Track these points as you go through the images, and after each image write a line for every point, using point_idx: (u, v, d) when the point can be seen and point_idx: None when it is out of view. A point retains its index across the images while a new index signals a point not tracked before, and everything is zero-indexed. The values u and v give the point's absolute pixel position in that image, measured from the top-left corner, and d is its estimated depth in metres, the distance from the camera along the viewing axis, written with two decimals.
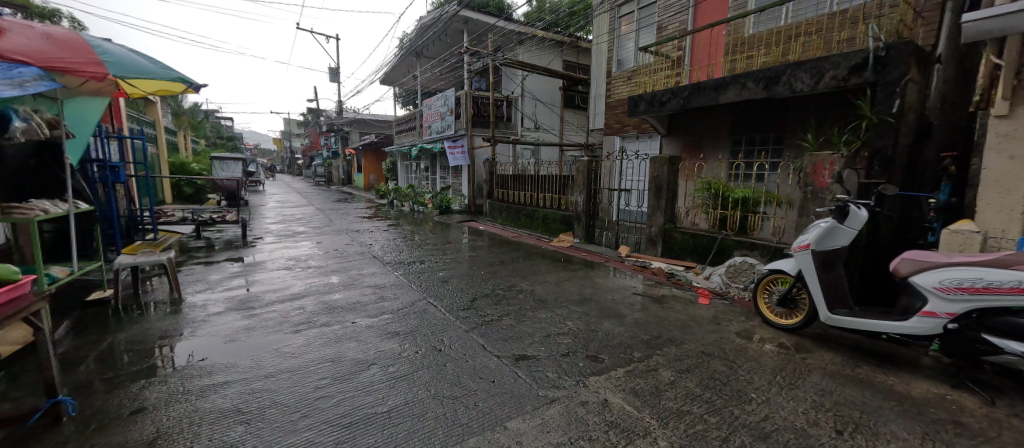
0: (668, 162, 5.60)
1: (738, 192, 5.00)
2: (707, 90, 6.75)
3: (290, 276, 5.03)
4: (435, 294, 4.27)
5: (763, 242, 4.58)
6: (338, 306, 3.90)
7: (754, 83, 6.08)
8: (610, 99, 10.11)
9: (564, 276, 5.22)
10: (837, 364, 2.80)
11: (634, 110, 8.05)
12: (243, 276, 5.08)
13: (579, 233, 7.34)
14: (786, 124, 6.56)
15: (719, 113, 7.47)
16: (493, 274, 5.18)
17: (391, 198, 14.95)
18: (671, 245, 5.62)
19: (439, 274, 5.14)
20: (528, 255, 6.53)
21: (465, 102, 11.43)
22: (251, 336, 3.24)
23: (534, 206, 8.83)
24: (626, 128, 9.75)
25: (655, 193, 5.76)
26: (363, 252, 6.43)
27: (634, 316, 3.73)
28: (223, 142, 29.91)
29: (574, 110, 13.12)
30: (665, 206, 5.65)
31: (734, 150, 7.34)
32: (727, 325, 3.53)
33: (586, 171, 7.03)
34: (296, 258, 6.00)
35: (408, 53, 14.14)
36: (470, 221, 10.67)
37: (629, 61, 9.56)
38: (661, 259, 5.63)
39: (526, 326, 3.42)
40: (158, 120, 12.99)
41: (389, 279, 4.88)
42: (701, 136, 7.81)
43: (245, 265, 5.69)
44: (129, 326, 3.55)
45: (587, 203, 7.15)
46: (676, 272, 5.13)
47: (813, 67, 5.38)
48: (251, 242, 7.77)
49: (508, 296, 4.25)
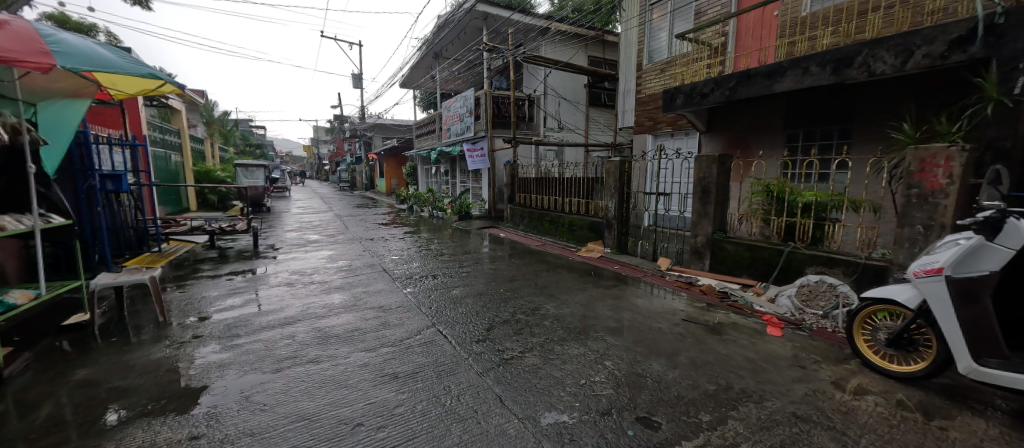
0: (718, 161, 4.80)
1: (808, 196, 4.17)
2: (759, 78, 5.90)
3: (290, 294, 4.54)
4: (445, 320, 3.65)
5: (845, 258, 3.73)
6: (334, 335, 3.34)
7: (819, 67, 5.21)
8: (641, 94, 9.31)
9: (597, 295, 4.49)
10: (1000, 443, 1.96)
11: (671, 105, 7.26)
12: (241, 294, 4.62)
13: (610, 242, 6.57)
14: (855, 115, 5.66)
15: (770, 105, 6.61)
16: (514, 291, 4.54)
17: (410, 203, 14.57)
18: (723, 259, 4.79)
19: (452, 292, 4.54)
20: (554, 267, 5.83)
21: (485, 102, 10.87)
22: (223, 377, 2.69)
23: (559, 211, 8.12)
24: (659, 126, 8.93)
25: (702, 197, 4.97)
26: (373, 265, 5.91)
27: (691, 353, 2.98)
28: (251, 149, 30.73)
29: (600, 107, 12.33)
30: (714, 213, 4.83)
31: (789, 145, 6.47)
32: (816, 371, 2.72)
33: (618, 172, 6.27)
34: (301, 271, 5.57)
35: (428, 54, 13.79)
36: (490, 227, 10.07)
37: (662, 52, 8.76)
38: (709, 274, 4.83)
39: (555, 369, 2.73)
40: (183, 129, 13.07)
41: (398, 298, 4.32)
42: (748, 131, 6.97)
43: (248, 279, 5.28)
44: (97, 356, 3.10)
45: (619, 208, 6.38)
46: (731, 292, 4.32)
47: (899, 44, 4.50)
48: (262, 252, 7.43)
49: (531, 322, 3.58)
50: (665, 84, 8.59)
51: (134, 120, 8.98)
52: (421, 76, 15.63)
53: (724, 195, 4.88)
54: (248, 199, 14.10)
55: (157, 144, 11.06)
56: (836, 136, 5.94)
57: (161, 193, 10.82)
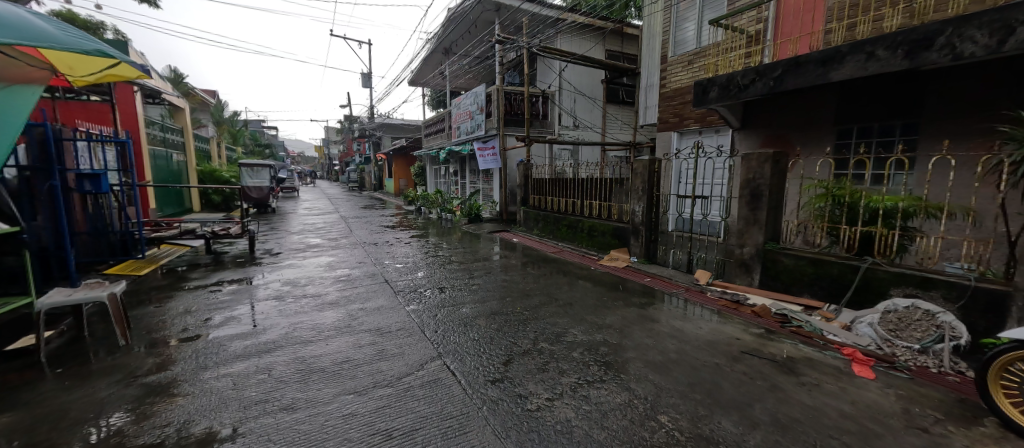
0: (771, 159, 4.11)
1: (889, 201, 3.49)
2: (812, 66, 5.17)
3: (276, 310, 3.98)
4: (453, 349, 3.05)
5: (945, 278, 3.03)
6: (319, 368, 2.76)
7: (888, 51, 4.50)
8: (665, 88, 8.62)
9: (630, 315, 3.84)
10: None
11: (704, 98, 6.57)
12: (222, 310, 4.07)
13: (636, 250, 5.90)
14: (923, 108, 4.97)
15: (818, 97, 5.91)
16: (533, 310, 3.92)
17: (419, 205, 14.03)
18: (778, 275, 4.10)
19: (462, 310, 3.94)
20: (575, 279, 5.18)
21: (496, 99, 10.28)
22: (170, 431, 2.10)
23: (577, 215, 7.47)
24: (685, 122, 8.23)
25: (750, 202, 4.29)
26: (374, 274, 5.35)
27: (768, 404, 2.31)
28: (262, 150, 30.72)
29: (618, 104, 11.63)
30: (766, 220, 4.15)
31: (839, 143, 5.78)
32: (947, 438, 2.03)
33: (647, 172, 5.59)
34: (295, 281, 5.03)
35: (437, 50, 13.26)
36: (502, 231, 9.47)
37: (690, 42, 8.07)
38: (760, 292, 4.14)
39: (595, 428, 2.09)
40: (186, 128, 12.71)
41: (399, 318, 3.74)
42: (790, 127, 6.27)
43: (235, 291, 4.75)
44: (33, 391, 2.56)
45: (647, 212, 5.71)
46: (793, 315, 3.63)
47: (996, 20, 3.78)
48: (259, 257, 6.93)
49: (557, 355, 2.95)
50: (694, 76, 7.90)
51: (130, 117, 8.60)
52: (431, 73, 15.13)
53: (778, 198, 4.19)
54: (253, 201, 13.73)
55: (157, 143, 10.66)
56: (897, 133, 5.26)
57: (161, 194, 10.40)
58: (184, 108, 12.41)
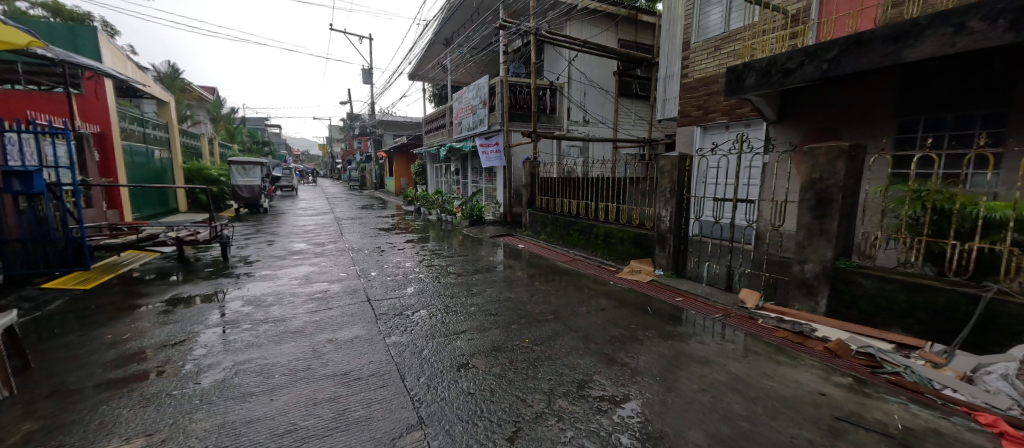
0: (848, 155, 3.25)
1: (1016, 211, 2.66)
2: (879, 43, 4.31)
3: (225, 343, 3.19)
4: (440, 410, 2.23)
5: None
6: (247, 446, 1.95)
7: (984, 21, 3.62)
8: (687, 78, 7.78)
9: (672, 352, 2.99)
10: None
11: (738, 86, 5.72)
12: (157, 341, 3.26)
13: (662, 262, 5.07)
14: (1014, 95, 4.12)
15: (875, 84, 5.08)
16: (546, 344, 3.10)
17: (419, 205, 13.13)
18: (854, 301, 3.26)
19: (456, 344, 3.13)
20: (592, 296, 4.36)
21: (500, 91, 9.48)
22: None
23: (591, 219, 6.63)
24: (711, 115, 7.39)
25: (817, 208, 3.44)
26: (354, 291, 4.54)
27: None
28: (262, 147, 30.19)
29: (631, 98, 10.77)
30: (837, 232, 3.32)
31: (901, 138, 4.94)
32: None
33: (677, 171, 4.76)
34: (261, 300, 4.23)
35: (437, 40, 12.46)
36: (506, 235, 8.66)
37: (716, 27, 7.24)
38: (830, 322, 3.31)
39: None
40: (172, 123, 11.91)
41: (375, 355, 2.94)
42: (841, 119, 5.43)
43: (185, 312, 3.95)
44: None
45: (676, 217, 4.87)
46: (886, 357, 2.79)
47: None
48: (232, 265, 6.16)
49: (583, 424, 2.12)
50: (722, 64, 7.06)
51: (101, 110, 7.88)
52: (432, 66, 14.35)
53: (852, 204, 3.36)
54: (243, 200, 12.99)
55: (136, 138, 9.93)
56: (977, 125, 4.42)
57: (139, 195, 9.66)
58: (169, 103, 11.65)
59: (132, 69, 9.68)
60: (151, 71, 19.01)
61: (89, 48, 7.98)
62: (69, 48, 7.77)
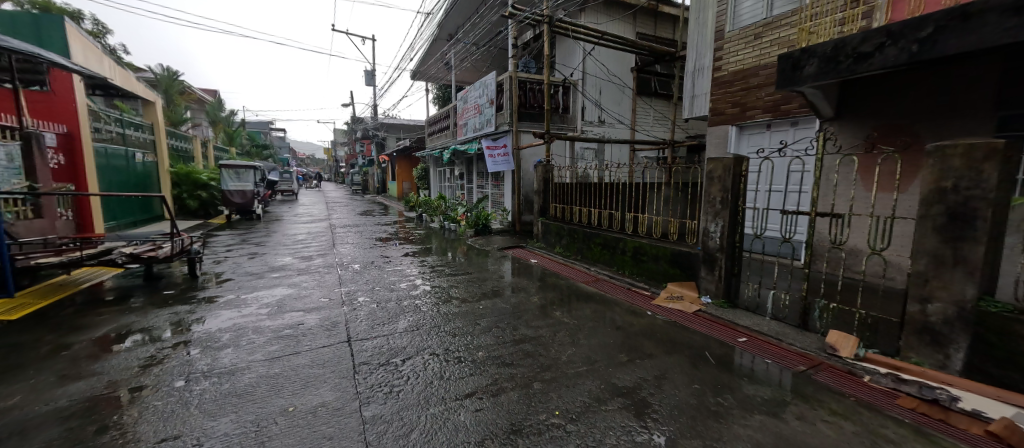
0: (1002, 158, 2.33)
1: None
2: (994, 16, 3.00)
3: (137, 416, 2.30)
4: None
5: None
6: None
7: None
8: (721, 72, 6.87)
9: (769, 438, 2.07)
10: None
11: (794, 76, 4.45)
12: (50, 409, 2.37)
13: (710, 288, 4.15)
14: None
15: (969, 71, 4.15)
16: (584, 422, 2.20)
17: (420, 211, 12.34)
18: (1012, 359, 2.34)
19: (457, 422, 2.21)
20: (631, 336, 3.45)
21: (509, 88, 8.64)
22: None
23: (615, 231, 5.73)
24: (750, 113, 6.49)
25: (952, 230, 2.53)
26: (332, 327, 3.63)
27: None
28: (263, 151, 29.56)
29: (651, 96, 9.89)
30: (984, 263, 2.39)
31: (1003, 135, 4.00)
32: None
33: (731, 176, 3.86)
34: (213, 340, 3.34)
35: (441, 35, 11.67)
36: (515, 247, 7.76)
37: (756, 12, 6.32)
38: (978, 386, 2.37)
39: None
40: (158, 124, 11.17)
41: (341, 442, 2.04)
42: (920, 112, 4.52)
43: (111, 359, 3.08)
44: None
45: (730, 234, 3.95)
46: None
47: None
48: (200, 285, 5.29)
49: None
50: (764, 54, 6.14)
51: (67, 108, 7.12)
52: (436, 65, 13.55)
53: (1001, 224, 2.45)
54: (235, 206, 12.22)
55: (114, 140, 9.18)
56: None
57: (117, 203, 8.93)
58: (155, 103, 10.91)
59: (108, 66, 8.97)
60: (147, 71, 18.35)
61: (55, 39, 7.22)
62: (34, 40, 7.05)
